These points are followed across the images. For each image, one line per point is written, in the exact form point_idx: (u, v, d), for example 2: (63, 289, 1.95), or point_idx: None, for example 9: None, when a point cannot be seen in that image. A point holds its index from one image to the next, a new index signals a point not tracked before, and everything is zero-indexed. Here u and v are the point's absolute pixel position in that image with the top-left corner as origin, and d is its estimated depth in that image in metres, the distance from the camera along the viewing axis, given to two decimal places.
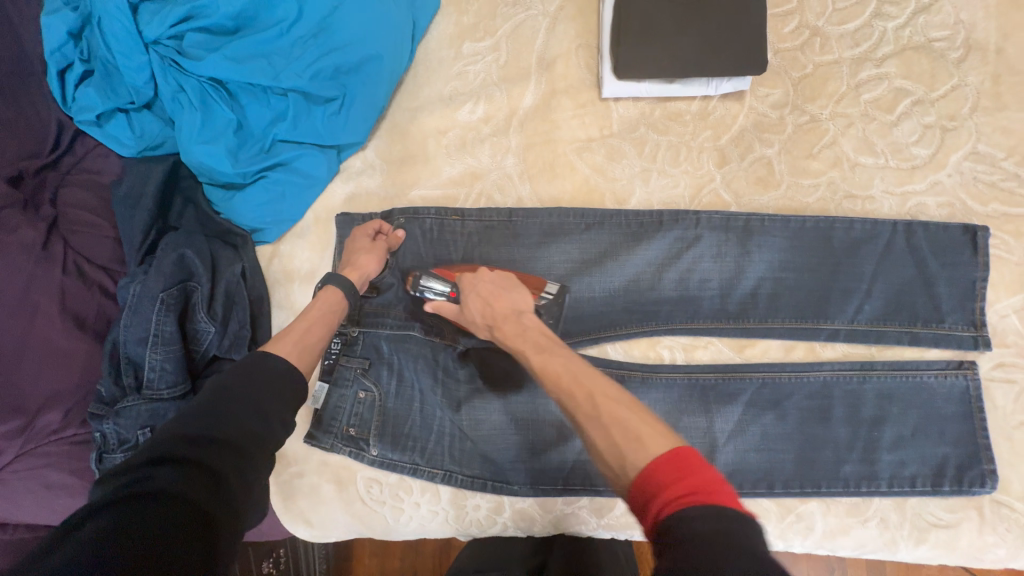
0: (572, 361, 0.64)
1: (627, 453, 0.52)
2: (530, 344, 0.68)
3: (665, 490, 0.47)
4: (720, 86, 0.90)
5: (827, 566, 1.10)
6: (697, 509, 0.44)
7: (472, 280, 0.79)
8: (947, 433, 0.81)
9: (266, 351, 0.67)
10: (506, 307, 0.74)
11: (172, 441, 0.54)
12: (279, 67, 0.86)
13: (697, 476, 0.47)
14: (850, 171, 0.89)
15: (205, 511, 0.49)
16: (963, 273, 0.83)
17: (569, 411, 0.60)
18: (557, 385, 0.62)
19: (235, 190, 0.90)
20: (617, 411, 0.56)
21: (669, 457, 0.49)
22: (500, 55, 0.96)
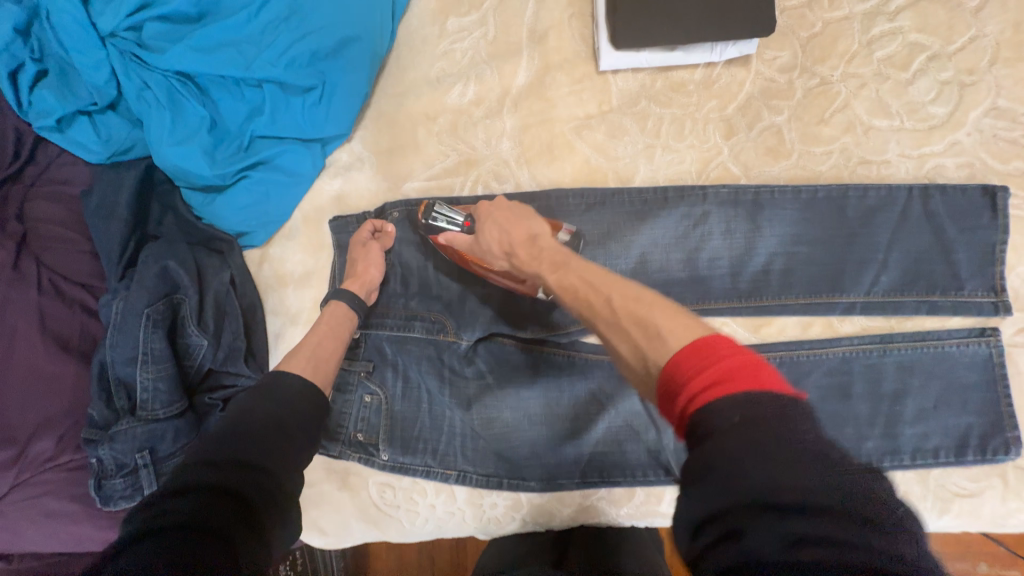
0: (590, 275, 0.62)
1: (648, 352, 0.49)
2: (546, 263, 0.66)
3: (691, 385, 0.43)
4: (724, 52, 0.85)
5: None
6: (728, 400, 0.40)
7: (489, 211, 0.77)
8: (970, 402, 0.79)
9: (278, 371, 0.68)
10: (523, 233, 0.73)
11: (194, 470, 0.52)
12: (251, 55, 0.79)
13: (722, 361, 0.42)
14: (864, 136, 0.84)
15: (231, 535, 0.47)
16: (983, 237, 0.79)
17: (590, 317, 0.58)
18: (574, 297, 0.61)
19: (215, 193, 0.84)
20: (644, 312, 0.53)
21: (688, 351, 0.44)
22: (488, 30, 0.90)
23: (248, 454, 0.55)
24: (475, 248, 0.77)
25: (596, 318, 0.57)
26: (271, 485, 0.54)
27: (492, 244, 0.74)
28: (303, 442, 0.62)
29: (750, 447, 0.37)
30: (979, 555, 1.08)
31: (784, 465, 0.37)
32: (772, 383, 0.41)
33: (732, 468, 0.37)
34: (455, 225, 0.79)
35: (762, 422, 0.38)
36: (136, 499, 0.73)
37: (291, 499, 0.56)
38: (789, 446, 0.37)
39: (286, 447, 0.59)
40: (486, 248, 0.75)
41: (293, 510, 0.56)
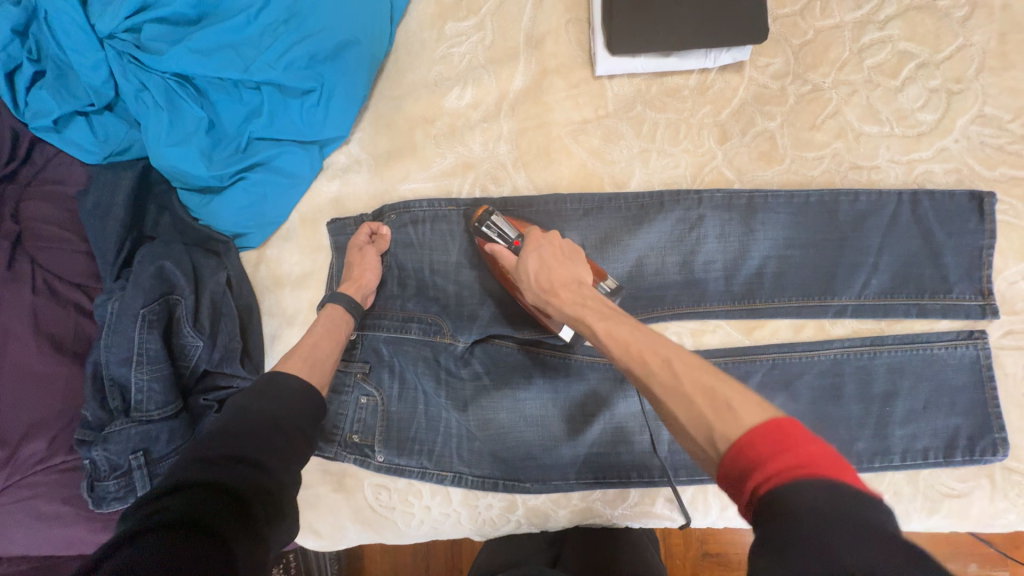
0: (646, 333, 0.59)
1: (717, 423, 0.47)
2: (592, 308, 0.64)
3: (768, 465, 0.42)
4: (718, 58, 0.86)
5: None
6: (810, 482, 0.39)
7: (536, 243, 0.74)
8: (958, 403, 0.80)
9: (275, 370, 0.67)
10: (567, 277, 0.70)
11: (190, 469, 0.52)
12: (250, 57, 0.79)
13: (802, 445, 0.41)
14: (855, 142, 0.86)
15: (225, 536, 0.47)
16: (970, 241, 0.81)
17: (643, 380, 0.55)
18: (628, 354, 0.57)
19: (213, 194, 0.84)
20: (710, 381, 0.51)
21: (761, 429, 0.43)
22: (486, 35, 0.90)
23: (245, 455, 0.55)
24: (513, 270, 0.75)
25: (654, 381, 0.54)
26: (266, 488, 0.54)
27: (530, 278, 0.71)
28: (300, 443, 0.62)
29: (822, 530, 0.35)
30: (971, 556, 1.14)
31: (874, 547, 0.34)
32: (854, 482, 0.40)
33: (814, 548, 0.35)
34: (504, 239, 0.78)
35: (845, 511, 0.36)
36: (128, 501, 0.73)
37: (285, 500, 0.56)
38: (877, 531, 0.35)
39: (282, 447, 0.59)
40: (524, 278, 0.72)
41: (286, 510, 0.56)
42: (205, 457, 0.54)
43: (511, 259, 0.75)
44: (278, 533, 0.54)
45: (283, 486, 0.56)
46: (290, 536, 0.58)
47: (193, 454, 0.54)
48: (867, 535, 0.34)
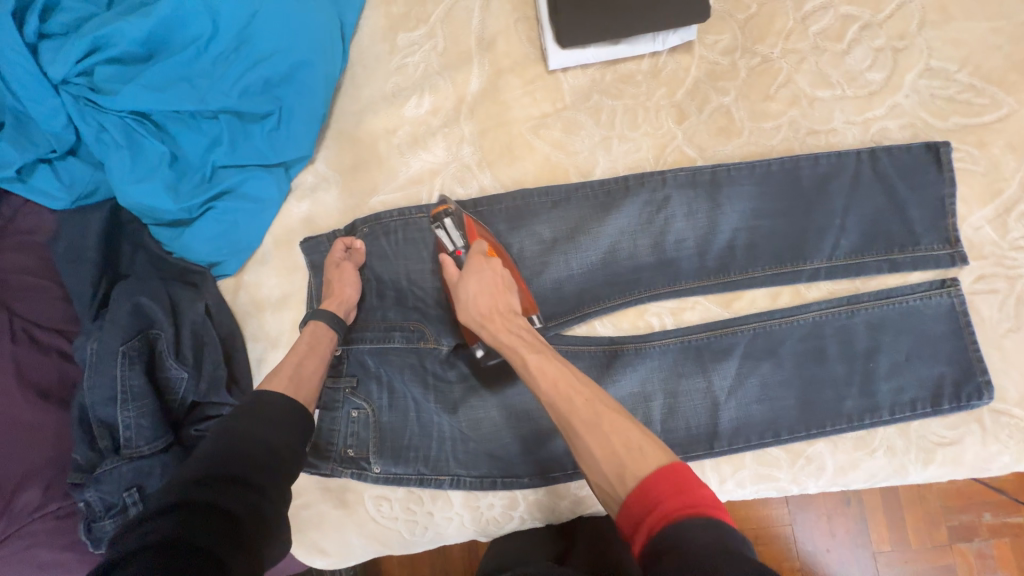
0: (570, 373, 0.66)
1: (625, 462, 0.55)
2: (524, 341, 0.70)
3: (664, 505, 0.50)
4: (666, 40, 0.88)
5: (843, 498, 1.17)
6: (695, 521, 0.47)
7: (479, 266, 0.77)
8: (940, 352, 0.81)
9: (259, 392, 0.68)
10: (503, 307, 0.75)
11: (180, 490, 0.52)
12: (205, 88, 0.80)
13: (694, 490, 0.50)
14: (810, 108, 0.87)
15: (219, 553, 0.47)
16: (932, 191, 0.82)
17: (564, 416, 0.62)
18: (552, 389, 0.64)
19: (184, 226, 0.85)
20: (620, 424, 0.59)
21: (659, 473, 0.52)
22: (438, 42, 0.92)
23: (235, 473, 0.56)
24: (453, 285, 0.79)
25: (574, 416, 0.61)
26: (258, 503, 0.55)
27: (468, 301, 0.76)
28: (290, 459, 0.63)
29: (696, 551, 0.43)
30: (981, 506, 1.15)
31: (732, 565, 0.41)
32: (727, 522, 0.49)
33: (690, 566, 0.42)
34: (449, 245, 0.82)
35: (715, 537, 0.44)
36: None
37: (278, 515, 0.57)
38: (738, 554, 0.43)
39: (272, 463, 0.60)
40: (460, 298, 0.77)
41: (279, 527, 0.56)
42: (195, 478, 0.55)
43: (454, 274, 0.79)
44: (273, 548, 0.55)
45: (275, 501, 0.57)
46: (286, 551, 0.58)
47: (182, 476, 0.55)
48: (733, 559, 0.42)
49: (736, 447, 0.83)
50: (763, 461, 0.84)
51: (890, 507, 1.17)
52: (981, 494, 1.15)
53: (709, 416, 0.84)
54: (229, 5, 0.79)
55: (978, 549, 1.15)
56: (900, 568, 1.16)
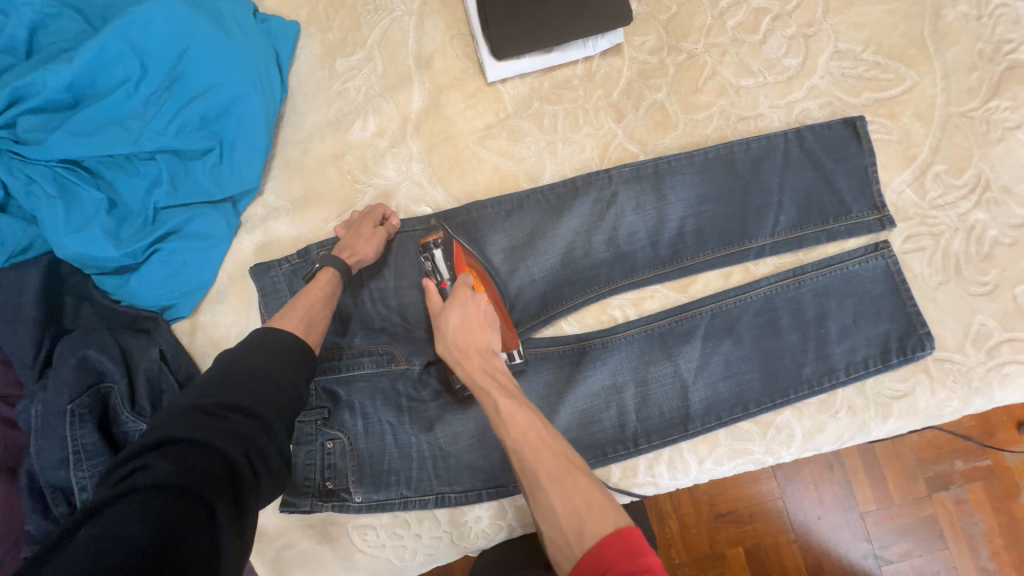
0: (541, 423, 0.63)
1: (586, 520, 0.55)
2: (498, 384, 0.65)
3: (616, 568, 0.51)
4: (596, 45, 0.92)
5: (824, 462, 1.21)
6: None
7: (463, 299, 0.71)
8: (883, 310, 0.86)
9: (272, 326, 0.69)
10: (482, 345, 0.69)
11: (182, 422, 0.55)
12: (139, 129, 0.79)
13: (647, 556, 0.52)
14: (736, 96, 0.92)
15: (212, 501, 0.49)
16: (855, 162, 0.88)
17: (529, 471, 0.60)
18: (521, 440, 0.61)
19: (130, 272, 0.83)
20: (584, 483, 0.58)
21: (615, 535, 0.53)
22: (376, 65, 0.93)
23: (238, 418, 0.57)
24: (433, 315, 0.73)
25: (539, 466, 0.59)
26: (255, 452, 0.56)
27: (448, 334, 0.70)
28: (294, 396, 0.63)
29: None
30: (952, 454, 1.21)
31: None
32: None
33: None
34: (437, 274, 0.80)
35: None
36: None
37: (276, 461, 0.59)
38: None
39: (277, 407, 0.61)
40: (440, 329, 0.70)
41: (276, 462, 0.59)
42: (200, 416, 0.56)
43: (437, 305, 0.73)
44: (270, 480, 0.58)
45: (274, 448, 0.59)
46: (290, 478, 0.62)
47: (189, 408, 0.57)
48: None
49: (709, 426, 0.85)
50: (736, 436, 0.86)
51: (870, 466, 1.21)
52: (950, 443, 1.22)
53: (680, 399, 0.86)
54: (156, 45, 0.79)
55: (954, 495, 1.21)
56: (887, 524, 1.20)
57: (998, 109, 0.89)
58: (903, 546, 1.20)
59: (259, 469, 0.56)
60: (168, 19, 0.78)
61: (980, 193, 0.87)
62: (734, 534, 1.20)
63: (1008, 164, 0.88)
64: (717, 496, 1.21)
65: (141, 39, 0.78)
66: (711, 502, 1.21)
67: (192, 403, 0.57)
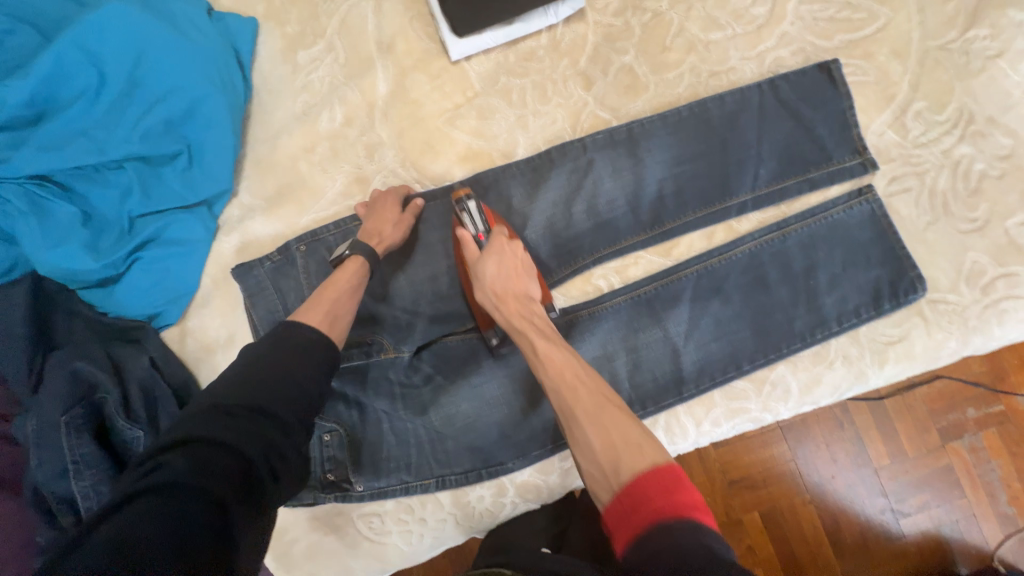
0: (577, 365, 0.68)
1: (623, 457, 0.57)
2: (535, 328, 0.72)
3: (654, 503, 0.52)
4: (558, 12, 0.90)
5: (835, 419, 1.20)
6: (685, 523, 0.49)
7: (500, 247, 0.76)
8: (872, 256, 0.84)
9: (297, 319, 0.69)
10: (519, 292, 0.75)
11: (204, 419, 0.57)
12: (104, 140, 0.79)
13: (685, 493, 0.53)
14: (706, 51, 0.90)
15: (228, 500, 0.51)
16: (833, 107, 0.86)
17: (567, 405, 0.64)
18: (558, 376, 0.66)
19: (114, 283, 0.83)
20: (621, 420, 0.61)
21: (655, 473, 0.54)
22: (338, 54, 0.92)
23: (257, 416, 0.59)
24: (471, 264, 0.77)
25: (578, 404, 0.63)
26: (271, 452, 0.57)
27: (486, 281, 0.74)
28: (312, 393, 0.64)
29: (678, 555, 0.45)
30: (965, 402, 1.20)
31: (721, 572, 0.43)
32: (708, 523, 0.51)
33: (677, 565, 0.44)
34: (469, 227, 0.79)
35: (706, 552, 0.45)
36: None
37: (292, 459, 0.60)
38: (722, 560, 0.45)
39: (294, 406, 0.62)
40: (479, 278, 0.74)
41: (290, 459, 0.59)
42: (219, 414, 0.57)
43: (473, 255, 0.77)
44: (285, 477, 0.59)
45: (290, 448, 0.60)
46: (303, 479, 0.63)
47: (209, 407, 0.58)
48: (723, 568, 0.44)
49: (703, 388, 0.85)
50: (732, 396, 0.86)
51: (882, 421, 1.20)
52: (963, 392, 1.20)
53: (672, 363, 0.86)
54: (110, 52, 0.78)
55: (970, 443, 1.20)
56: (904, 478, 1.20)
57: (977, 38, 0.86)
58: (920, 498, 1.19)
59: (274, 467, 0.57)
60: (123, 24, 0.78)
61: (964, 126, 0.85)
62: (749, 500, 1.20)
63: (992, 94, 0.85)
64: (730, 464, 1.20)
65: (97, 47, 0.77)
66: (724, 469, 1.20)
67: (212, 401, 0.58)
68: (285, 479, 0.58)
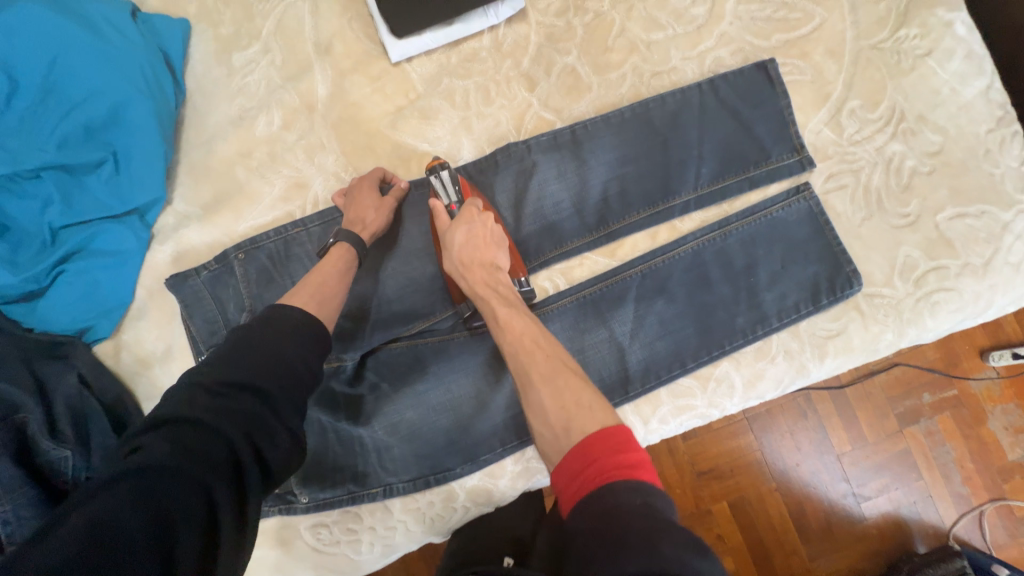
0: (537, 331, 0.67)
1: (575, 416, 0.57)
2: (499, 295, 0.71)
3: (599, 463, 0.51)
4: (498, 12, 0.89)
5: (797, 408, 1.23)
6: (625, 479, 0.49)
7: (470, 217, 0.74)
8: (810, 253, 0.86)
9: (282, 303, 0.66)
10: (486, 260, 0.73)
11: (189, 400, 0.54)
12: (16, 148, 0.75)
13: (632, 453, 0.52)
14: (648, 52, 0.91)
15: (209, 489, 0.48)
16: (771, 106, 0.87)
17: (523, 367, 0.63)
18: (515, 340, 0.66)
19: (38, 298, 0.80)
20: (575, 382, 0.61)
21: (601, 434, 0.54)
22: (275, 56, 0.89)
23: (243, 397, 0.56)
24: (440, 232, 0.76)
25: (532, 366, 0.62)
26: (260, 434, 0.55)
27: (453, 249, 0.73)
28: (305, 372, 0.61)
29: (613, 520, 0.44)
30: (920, 387, 1.24)
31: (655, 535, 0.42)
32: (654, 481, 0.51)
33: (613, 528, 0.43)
34: (442, 197, 0.78)
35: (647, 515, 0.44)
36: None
37: (283, 440, 0.57)
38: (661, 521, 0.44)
39: (284, 385, 0.58)
40: (446, 246, 0.74)
41: (283, 441, 0.56)
42: (204, 394, 0.55)
43: (444, 222, 0.76)
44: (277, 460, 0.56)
45: (282, 428, 0.57)
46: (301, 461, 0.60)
47: (195, 388, 0.55)
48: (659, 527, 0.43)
49: (649, 387, 0.85)
50: (678, 394, 0.86)
51: (841, 408, 1.23)
52: (918, 377, 1.24)
53: (618, 363, 0.86)
54: (20, 56, 0.74)
55: (925, 427, 1.24)
56: (863, 463, 1.23)
57: (908, 37, 0.88)
58: (880, 482, 1.23)
59: (263, 450, 0.54)
60: (34, 28, 0.75)
61: (896, 124, 0.87)
62: (717, 490, 1.22)
63: (923, 93, 0.87)
64: (698, 455, 1.22)
65: (6, 51, 0.74)
66: (693, 461, 1.22)
67: (198, 381, 0.56)
68: (280, 459, 0.56)
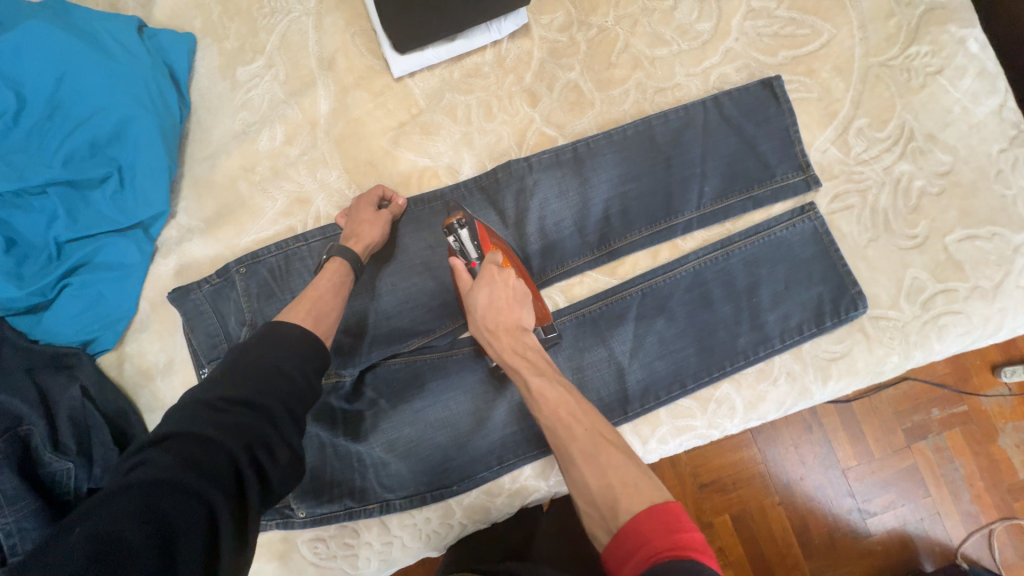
0: (571, 399, 0.65)
1: (619, 497, 0.55)
2: (528, 362, 0.69)
3: (652, 544, 0.50)
4: (501, 28, 0.89)
5: (803, 423, 1.21)
6: (683, 563, 0.46)
7: (491, 277, 0.72)
8: (815, 274, 0.85)
9: (282, 320, 0.66)
10: (512, 323, 0.71)
11: (190, 416, 0.54)
12: (22, 164, 0.76)
13: (686, 533, 0.50)
14: (652, 67, 0.90)
15: (211, 501, 0.47)
16: (777, 124, 0.86)
17: (561, 443, 0.62)
18: (552, 415, 0.64)
19: (43, 310, 0.81)
20: (617, 457, 0.58)
21: (656, 510, 0.52)
22: (278, 71, 0.90)
23: (244, 411, 0.56)
24: (465, 292, 0.75)
25: (571, 444, 0.61)
26: (260, 447, 0.54)
27: (478, 313, 0.72)
28: (304, 386, 0.61)
29: None
30: (928, 404, 1.21)
31: None
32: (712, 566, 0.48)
33: None
34: (463, 255, 0.76)
35: None
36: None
37: (283, 455, 0.56)
38: None
39: (284, 400, 0.59)
40: (471, 309, 0.72)
41: (282, 455, 0.56)
42: (204, 409, 0.55)
43: (467, 284, 0.75)
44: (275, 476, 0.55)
45: (282, 442, 0.57)
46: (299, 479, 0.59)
47: (195, 403, 0.55)
48: None
49: (648, 407, 0.85)
50: (678, 414, 0.85)
51: (848, 423, 1.21)
52: (927, 393, 1.22)
53: (617, 382, 0.85)
54: (28, 74, 0.75)
55: (934, 443, 1.21)
56: (870, 479, 1.21)
57: (918, 55, 0.86)
58: (886, 498, 1.21)
59: (263, 464, 0.54)
60: (41, 45, 0.76)
61: (904, 144, 0.86)
62: (719, 502, 1.20)
63: (933, 111, 0.86)
64: (700, 467, 1.20)
65: (14, 68, 0.75)
66: (695, 473, 1.20)
67: (199, 397, 0.56)
68: (279, 473, 0.55)
